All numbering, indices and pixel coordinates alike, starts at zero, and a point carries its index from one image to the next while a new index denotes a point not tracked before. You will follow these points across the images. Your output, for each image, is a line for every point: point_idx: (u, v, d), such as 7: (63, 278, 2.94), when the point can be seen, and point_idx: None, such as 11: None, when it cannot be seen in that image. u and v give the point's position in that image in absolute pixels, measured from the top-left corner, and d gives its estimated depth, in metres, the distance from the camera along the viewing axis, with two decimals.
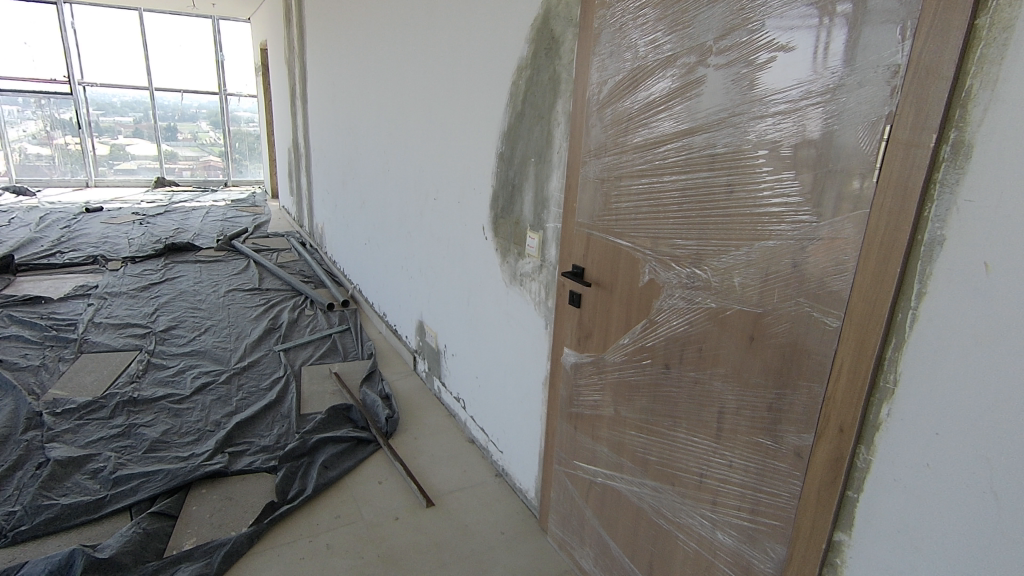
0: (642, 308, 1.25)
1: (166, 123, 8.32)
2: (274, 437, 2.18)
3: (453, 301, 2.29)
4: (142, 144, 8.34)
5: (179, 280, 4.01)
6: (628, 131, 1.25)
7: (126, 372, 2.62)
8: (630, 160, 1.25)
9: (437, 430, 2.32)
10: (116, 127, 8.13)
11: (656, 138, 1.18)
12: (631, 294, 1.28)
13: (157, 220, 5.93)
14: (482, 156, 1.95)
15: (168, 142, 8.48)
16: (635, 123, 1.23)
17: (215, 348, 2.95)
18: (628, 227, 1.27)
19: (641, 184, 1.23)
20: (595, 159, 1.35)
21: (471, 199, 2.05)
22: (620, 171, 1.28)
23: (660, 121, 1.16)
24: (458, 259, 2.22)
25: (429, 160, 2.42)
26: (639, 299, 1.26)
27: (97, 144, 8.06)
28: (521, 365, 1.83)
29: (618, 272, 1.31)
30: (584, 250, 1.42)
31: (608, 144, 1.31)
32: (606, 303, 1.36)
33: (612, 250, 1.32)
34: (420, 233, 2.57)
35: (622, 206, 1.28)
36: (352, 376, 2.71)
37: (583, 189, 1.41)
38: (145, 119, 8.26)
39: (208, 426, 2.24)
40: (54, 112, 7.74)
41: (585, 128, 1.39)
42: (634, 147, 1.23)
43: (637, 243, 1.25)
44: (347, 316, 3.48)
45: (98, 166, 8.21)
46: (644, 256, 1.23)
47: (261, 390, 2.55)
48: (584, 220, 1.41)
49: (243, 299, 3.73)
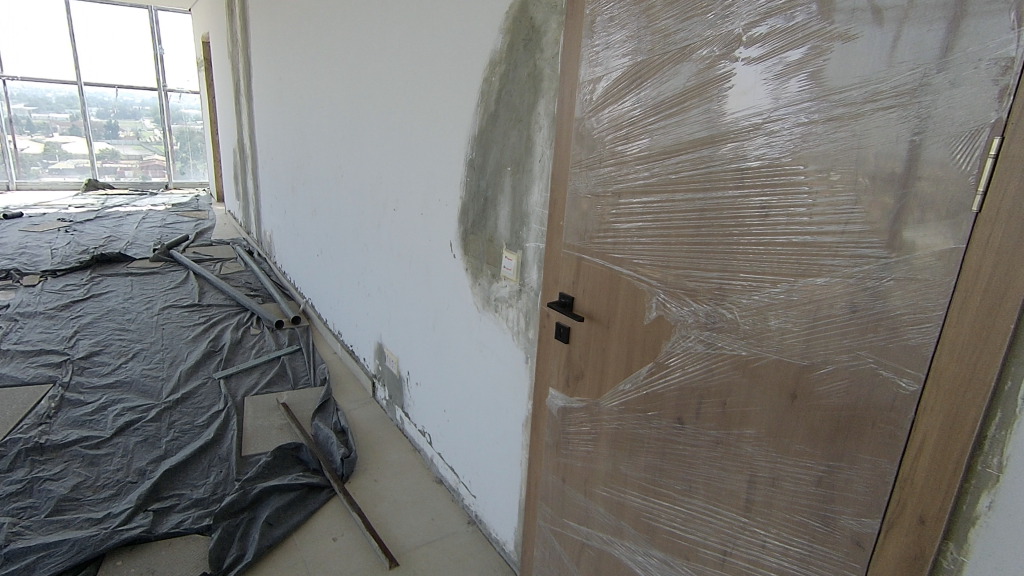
0: (648, 349, 1.05)
1: (109, 120, 7.76)
2: (210, 488, 1.89)
3: (417, 324, 2.05)
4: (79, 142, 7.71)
5: (106, 297, 3.60)
6: (628, 138, 1.04)
7: (33, 411, 2.26)
8: (630, 173, 1.04)
9: (399, 469, 2.07)
10: (51, 124, 7.48)
11: (664, 147, 0.98)
12: (633, 332, 1.08)
13: (85, 227, 5.40)
14: (448, 163, 1.72)
15: (110, 141, 7.88)
16: (637, 130, 1.03)
17: (143, 378, 2.60)
18: (629, 251, 1.06)
19: (643, 201, 1.03)
20: (586, 169, 1.14)
21: (436, 211, 1.81)
22: (618, 186, 1.07)
23: (669, 126, 0.96)
24: (422, 279, 1.97)
25: (387, 166, 2.17)
26: (644, 338, 1.06)
27: (27, 141, 7.35)
28: (497, 403, 1.60)
29: (616, 304, 1.11)
30: (573, 276, 1.21)
31: (604, 153, 1.10)
32: (602, 340, 1.15)
33: (608, 279, 1.12)
34: (379, 247, 2.31)
35: (621, 226, 1.07)
36: (302, 406, 2.42)
37: (570, 205, 1.20)
38: (85, 116, 7.61)
39: (129, 477, 1.92)
40: None
41: (572, 134, 1.18)
42: (636, 158, 1.03)
43: (640, 271, 1.04)
44: (298, 334, 3.17)
45: (30, 166, 7.49)
46: (650, 289, 1.03)
47: (196, 428, 2.24)
48: (572, 241, 1.20)
49: (180, 317, 3.36)
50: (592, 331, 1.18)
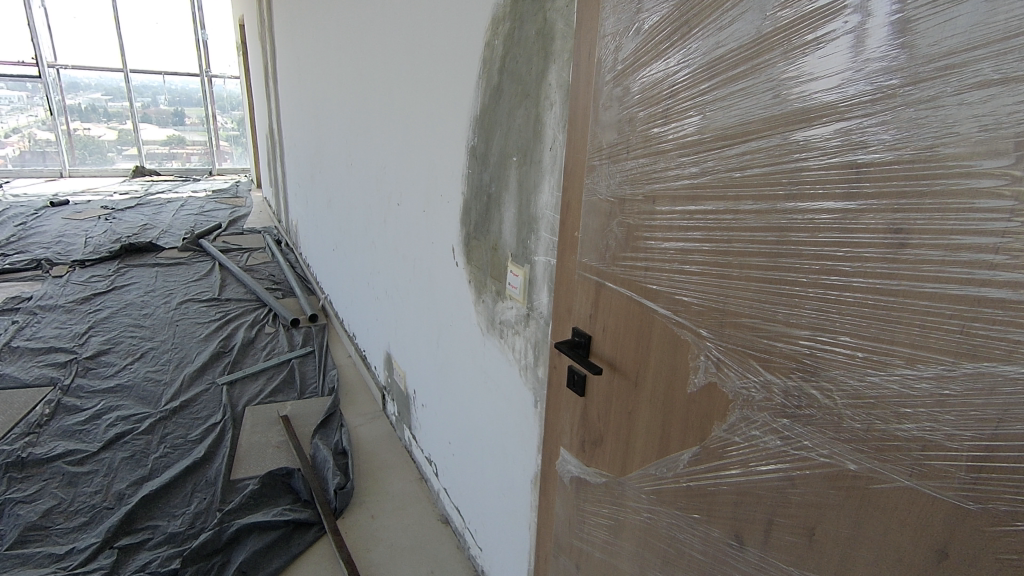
0: (692, 425, 0.72)
1: (176, 108, 7.91)
2: (188, 519, 1.68)
3: (422, 338, 1.77)
4: (151, 129, 7.90)
5: (127, 289, 3.50)
6: (670, 117, 0.70)
7: (25, 419, 2.13)
8: (671, 170, 0.70)
9: (402, 502, 1.81)
10: (123, 112, 7.70)
11: (725, 132, 0.63)
12: (670, 397, 0.75)
13: (125, 214, 5.41)
14: (450, 151, 1.41)
15: (177, 127, 8.04)
16: (683, 104, 0.68)
17: (144, 382, 2.45)
18: (671, 283, 0.72)
19: (691, 212, 0.68)
20: (609, 162, 0.81)
21: (438, 208, 1.51)
22: (654, 187, 0.73)
23: (734, 97, 0.62)
24: (426, 287, 1.69)
25: (392, 154, 1.88)
26: (685, 409, 0.73)
27: (105, 129, 7.65)
28: (503, 448, 1.31)
29: (647, 355, 0.78)
30: (590, 309, 0.88)
31: (635, 140, 0.76)
32: (628, 400, 0.83)
33: (638, 319, 0.79)
34: (385, 247, 2.04)
35: (659, 246, 0.74)
36: (305, 420, 2.20)
37: (585, 211, 0.87)
38: (155, 103, 7.78)
39: (106, 502, 1.75)
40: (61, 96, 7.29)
41: (590, 113, 0.84)
42: (680, 148, 0.69)
43: (685, 314, 0.71)
44: (313, 335, 2.97)
45: (107, 153, 7.81)
46: (698, 342, 0.69)
47: (188, 443, 2.05)
48: (589, 261, 0.87)
49: (197, 312, 3.22)
50: (615, 385, 0.85)
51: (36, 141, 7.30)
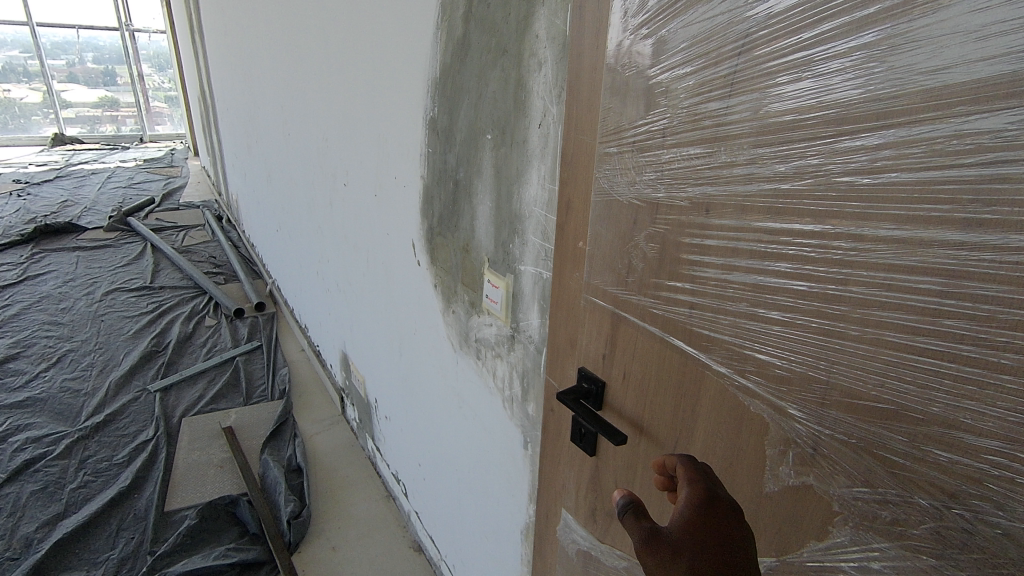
0: (762, 527, 0.51)
1: (105, 67, 7.04)
2: (112, 568, 1.43)
3: (381, 342, 1.52)
4: (79, 90, 7.07)
5: (41, 279, 3.08)
6: (735, 88, 0.46)
7: None
8: (740, 168, 0.46)
9: (367, 527, 1.59)
10: (48, 71, 6.78)
11: (844, 115, 0.39)
12: (727, 484, 0.54)
13: (42, 190, 4.82)
14: (404, 123, 1.12)
15: (110, 88, 7.22)
16: (762, 67, 0.43)
17: (60, 393, 2.12)
18: (737, 332, 0.49)
19: (772, 233, 0.45)
20: (634, 152, 0.56)
21: (392, 192, 1.23)
22: (708, 192, 0.49)
23: (864, 56, 0.37)
24: (383, 285, 1.42)
25: (336, 124, 1.57)
26: (752, 507, 0.51)
27: (28, 91, 6.79)
28: (485, 484, 1.09)
29: (693, 423, 0.56)
30: (604, 348, 0.65)
31: (677, 121, 0.51)
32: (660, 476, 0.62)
33: (678, 374, 0.56)
34: (334, 234, 1.75)
35: (716, 277, 0.50)
36: (252, 431, 1.94)
37: (594, 216, 0.63)
38: (82, 62, 6.92)
39: (9, 552, 1.46)
40: None
41: (602, 81, 0.59)
42: (758, 137, 0.44)
43: (762, 378, 0.48)
44: (260, 326, 2.66)
45: (33, 116, 6.93)
46: (782, 422, 0.47)
47: (113, 468, 1.77)
48: (603, 284, 0.63)
49: (125, 304, 2.85)
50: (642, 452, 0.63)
51: None
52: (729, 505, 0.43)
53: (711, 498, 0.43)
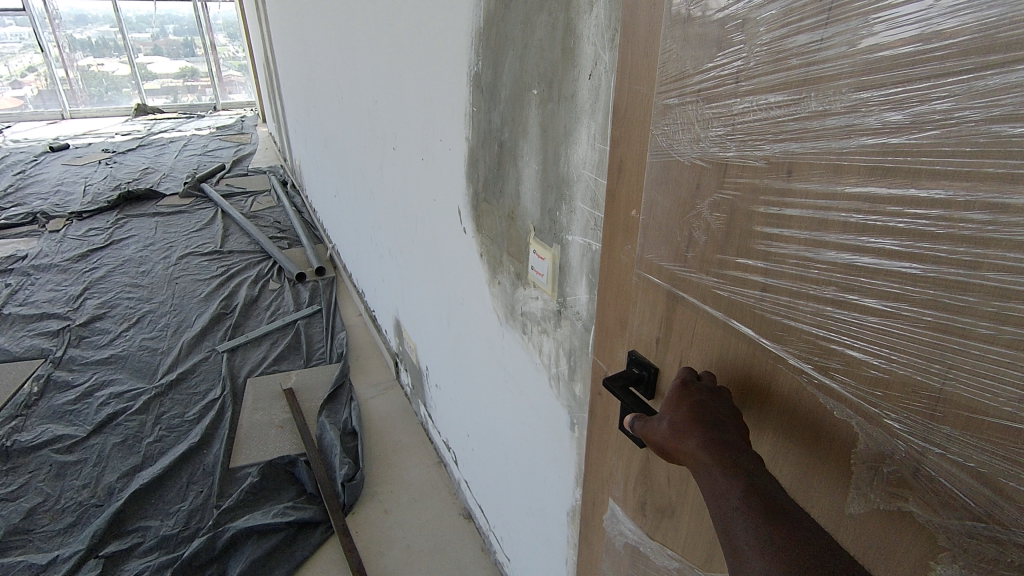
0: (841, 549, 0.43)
1: (184, 39, 7.28)
2: (183, 518, 1.51)
3: (431, 311, 1.49)
4: (162, 62, 7.33)
5: (125, 243, 3.28)
6: (835, 14, 0.35)
7: (13, 400, 1.97)
8: (836, 119, 0.36)
9: (418, 492, 1.61)
10: (135, 45, 7.11)
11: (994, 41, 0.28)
12: (799, 497, 0.46)
13: (126, 158, 5.10)
14: (449, 81, 1.05)
15: (189, 59, 7.47)
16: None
17: (139, 352, 2.26)
18: (821, 322, 0.40)
19: (875, 202, 0.35)
20: (700, 103, 0.47)
21: (438, 156, 1.17)
22: (790, 150, 0.39)
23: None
24: (431, 252, 1.38)
25: (385, 85, 1.51)
26: (830, 528, 0.43)
27: (117, 64, 7.13)
28: (532, 462, 1.05)
29: (761, 425, 0.48)
30: (657, 331, 0.57)
31: (753, 63, 0.41)
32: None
33: (745, 367, 0.48)
34: (385, 199, 1.72)
35: (797, 254, 0.41)
36: (311, 393, 2.00)
37: (649, 180, 0.54)
38: (164, 34, 7.18)
39: (94, 499, 1.58)
40: (72, 32, 6.76)
41: (661, 18, 0.49)
42: (862, 79, 0.34)
43: (852, 378, 0.39)
44: (320, 290, 2.72)
45: (122, 88, 7.32)
46: (875, 434, 0.38)
47: (185, 424, 1.87)
48: (657, 259, 0.55)
49: (197, 267, 2.99)
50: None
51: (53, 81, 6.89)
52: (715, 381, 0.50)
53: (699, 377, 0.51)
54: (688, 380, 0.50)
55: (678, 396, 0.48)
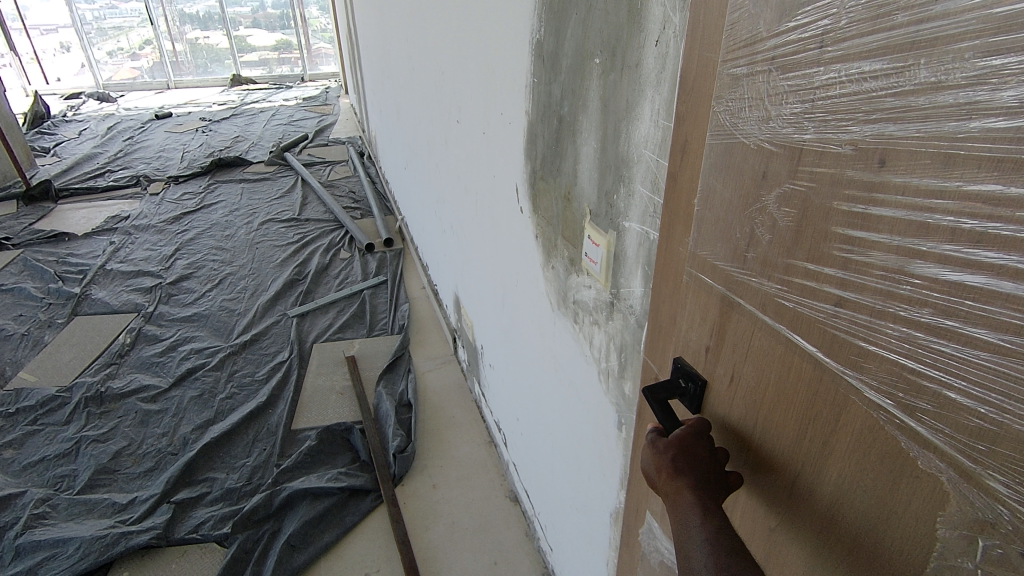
0: None
1: (281, 11, 7.53)
2: (246, 474, 1.59)
3: (487, 291, 1.46)
4: (261, 35, 7.66)
5: (214, 207, 3.48)
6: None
7: (109, 349, 2.15)
8: (956, 94, 0.27)
9: (467, 471, 1.60)
10: (237, 18, 7.43)
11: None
12: (861, 561, 0.37)
13: (221, 126, 5.40)
14: (511, 50, 0.98)
15: (284, 31, 7.74)
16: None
17: (219, 312, 2.40)
18: (910, 351, 0.32)
19: (1001, 205, 0.26)
20: (773, 72, 0.39)
21: (500, 130, 1.12)
22: (886, 135, 0.31)
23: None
24: (489, 230, 1.34)
25: (453, 55, 1.46)
26: None
27: (220, 36, 7.51)
28: (578, 456, 1.00)
29: (821, 469, 0.39)
30: (708, 338, 0.50)
31: (844, 21, 0.32)
32: (766, 518, 0.47)
33: (807, 395, 0.39)
34: (450, 174, 1.69)
35: (885, 265, 0.32)
36: (371, 363, 2.04)
37: (711, 164, 0.46)
38: (263, 8, 7.45)
39: (170, 447, 1.70)
40: (182, 5, 7.15)
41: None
42: (994, 43, 0.25)
43: (949, 427, 0.31)
44: (388, 261, 2.77)
45: (224, 60, 7.73)
46: (974, 499, 0.30)
47: (255, 383, 1.96)
48: (712, 258, 0.47)
49: (276, 234, 3.13)
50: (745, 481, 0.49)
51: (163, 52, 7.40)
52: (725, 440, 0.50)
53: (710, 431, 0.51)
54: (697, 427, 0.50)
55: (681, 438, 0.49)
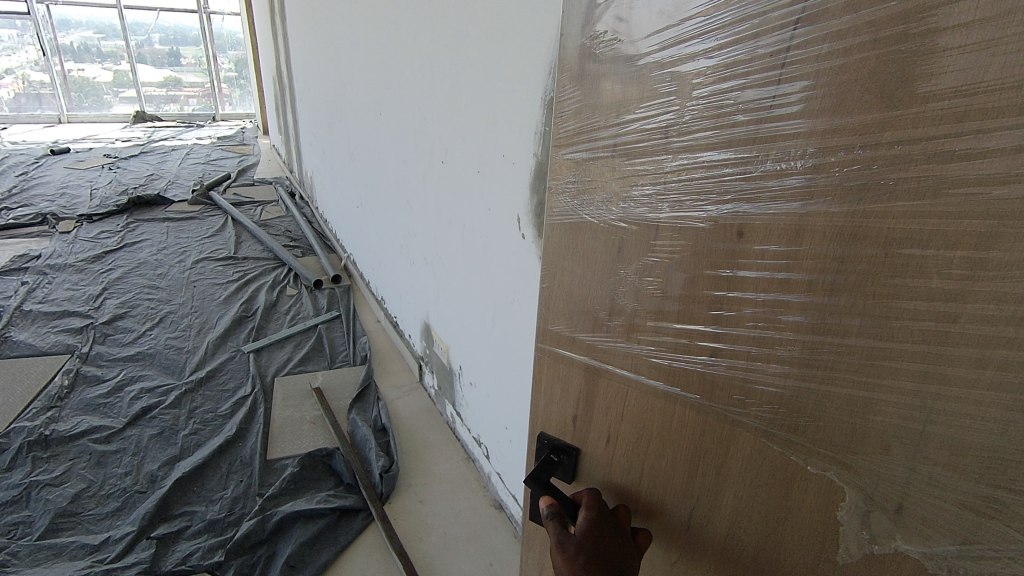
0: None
1: (169, 48, 7.29)
2: (226, 505, 1.58)
3: (473, 312, 1.61)
4: (144, 71, 7.33)
5: (139, 246, 3.34)
6: (786, 71, 0.45)
7: (45, 392, 2.01)
8: (796, 178, 0.45)
9: (450, 485, 1.70)
10: (118, 52, 7.07)
11: (970, 109, 0.36)
12: (769, 545, 0.56)
13: (129, 164, 5.14)
14: (518, 105, 1.19)
15: (172, 69, 7.49)
16: (818, 52, 0.42)
17: (166, 350, 2.33)
18: (791, 383, 0.50)
19: (844, 261, 0.44)
20: (620, 155, 0.60)
21: (498, 169, 1.32)
22: (739, 212, 0.50)
23: (960, 36, 0.35)
24: (479, 257, 1.51)
25: (434, 106, 1.64)
26: (813, 562, 0.52)
27: (100, 70, 7.09)
28: None
29: (721, 487, 0.59)
30: (575, 408, 0.75)
31: (689, 116, 0.52)
32: (684, 538, 0.65)
33: (701, 435, 0.59)
34: (425, 210, 1.84)
35: (754, 318, 0.51)
36: (339, 392, 2.09)
37: (563, 241, 0.69)
38: (149, 43, 7.14)
39: (137, 485, 1.65)
40: (54, 35, 6.70)
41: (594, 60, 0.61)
42: (821, 143, 0.43)
43: (824, 434, 0.48)
44: (338, 296, 2.82)
45: (102, 95, 7.29)
46: (851, 481, 0.47)
47: (218, 418, 1.94)
48: (571, 329, 0.71)
49: (214, 272, 3.06)
50: (662, 509, 0.66)
51: (30, 83, 6.80)
52: (613, 525, 0.66)
53: (603, 521, 0.66)
54: (596, 518, 0.66)
55: (592, 533, 0.64)
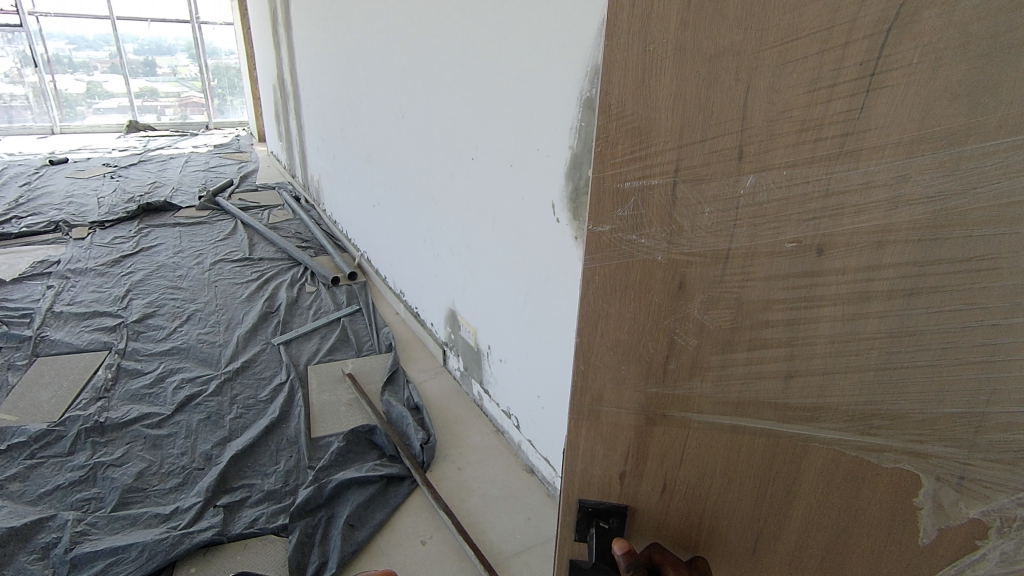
0: (896, 551, 0.66)
1: (144, 58, 7.27)
2: (281, 477, 1.71)
3: (504, 294, 1.76)
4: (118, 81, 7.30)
5: (156, 250, 3.44)
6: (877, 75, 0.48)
7: (91, 385, 2.13)
8: (885, 189, 0.51)
9: (484, 454, 1.85)
10: (92, 62, 7.06)
11: None
12: (836, 539, 0.68)
13: (131, 172, 5.23)
14: (553, 103, 1.35)
15: (149, 78, 7.47)
16: (911, 61, 0.46)
17: (199, 344, 2.44)
18: (865, 383, 0.59)
19: (925, 263, 0.52)
20: (689, 181, 0.55)
21: (532, 162, 1.48)
22: (824, 231, 0.54)
23: None
24: (512, 244, 1.65)
25: (462, 107, 1.79)
26: (882, 541, 0.66)
27: (71, 81, 7.02)
28: None
29: (790, 503, 0.68)
30: (623, 465, 0.71)
31: (768, 135, 0.52)
32: (747, 552, 0.73)
33: (768, 459, 0.66)
34: (452, 204, 2.00)
35: (832, 335, 0.58)
36: (370, 377, 2.22)
37: (607, 286, 0.62)
38: (123, 53, 7.14)
39: (195, 463, 1.77)
40: (27, 45, 6.62)
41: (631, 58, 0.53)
42: (907, 149, 0.49)
43: (896, 431, 0.60)
44: (356, 292, 2.96)
45: (77, 105, 7.19)
46: (924, 465, 0.60)
47: (259, 404, 2.07)
48: (618, 377, 0.66)
49: (232, 273, 3.18)
50: (726, 527, 0.72)
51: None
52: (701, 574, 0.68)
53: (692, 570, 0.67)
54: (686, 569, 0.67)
55: None
